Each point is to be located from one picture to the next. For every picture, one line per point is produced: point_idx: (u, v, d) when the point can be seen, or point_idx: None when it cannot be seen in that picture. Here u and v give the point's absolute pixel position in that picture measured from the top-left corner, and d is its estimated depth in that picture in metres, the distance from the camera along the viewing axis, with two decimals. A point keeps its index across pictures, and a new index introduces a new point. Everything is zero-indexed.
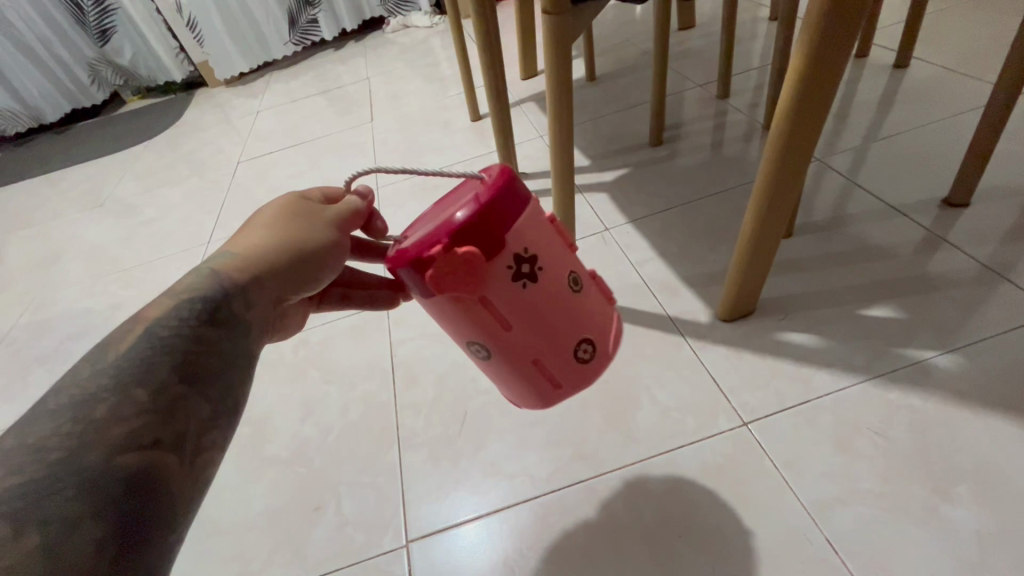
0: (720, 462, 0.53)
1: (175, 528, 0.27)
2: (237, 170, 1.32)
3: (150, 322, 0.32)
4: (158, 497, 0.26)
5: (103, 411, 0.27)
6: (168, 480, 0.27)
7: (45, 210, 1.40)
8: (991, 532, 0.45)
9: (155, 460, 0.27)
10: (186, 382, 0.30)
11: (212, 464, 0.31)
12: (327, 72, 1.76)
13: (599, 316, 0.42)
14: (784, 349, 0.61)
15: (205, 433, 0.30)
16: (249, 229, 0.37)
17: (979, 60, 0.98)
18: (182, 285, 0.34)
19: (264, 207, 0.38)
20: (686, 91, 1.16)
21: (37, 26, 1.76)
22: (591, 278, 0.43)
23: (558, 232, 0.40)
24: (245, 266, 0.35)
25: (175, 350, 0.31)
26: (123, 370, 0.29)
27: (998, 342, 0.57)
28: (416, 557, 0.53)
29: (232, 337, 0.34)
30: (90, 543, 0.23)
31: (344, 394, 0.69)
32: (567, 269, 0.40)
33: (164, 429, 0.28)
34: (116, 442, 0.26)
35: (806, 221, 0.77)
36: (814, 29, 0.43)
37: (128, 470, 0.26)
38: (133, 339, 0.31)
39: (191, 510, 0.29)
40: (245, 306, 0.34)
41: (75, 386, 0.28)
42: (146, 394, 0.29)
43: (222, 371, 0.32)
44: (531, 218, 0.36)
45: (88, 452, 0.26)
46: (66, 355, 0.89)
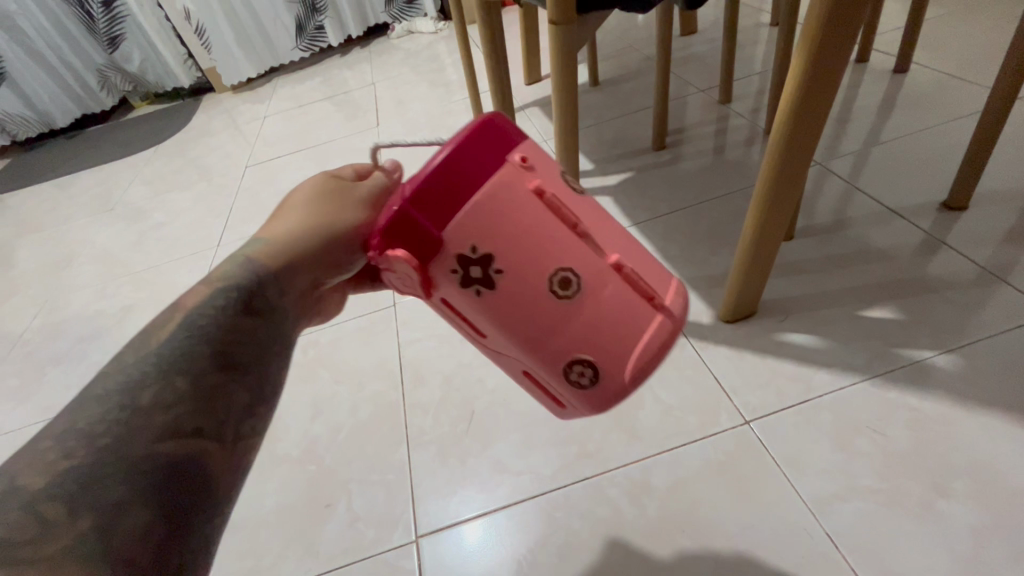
0: (723, 459, 0.55)
1: (211, 507, 0.32)
2: (245, 174, 1.33)
3: (188, 311, 0.36)
4: (198, 481, 0.31)
5: (147, 399, 0.32)
6: (207, 465, 0.32)
7: (56, 215, 1.42)
8: (987, 527, 0.47)
9: (195, 447, 0.32)
10: (222, 371, 0.35)
11: (250, 446, 0.36)
12: (333, 77, 1.79)
13: (601, 323, 0.38)
14: (786, 349, 0.62)
15: (242, 418, 0.35)
16: (287, 214, 0.42)
17: (978, 66, 0.99)
18: (218, 273, 0.39)
19: (302, 192, 0.42)
20: (688, 96, 1.18)
21: (48, 34, 1.79)
22: (604, 271, 0.37)
23: (545, 216, 0.36)
24: (279, 252, 0.40)
25: (210, 339, 0.35)
26: (165, 360, 0.33)
27: (995, 343, 0.58)
28: (426, 552, 0.54)
29: (265, 324, 0.38)
30: (135, 527, 0.27)
31: (353, 394, 0.71)
32: (546, 266, 0.37)
33: (204, 416, 0.33)
34: (159, 431, 0.31)
35: (807, 224, 0.78)
36: (814, 35, 0.45)
37: (171, 456, 0.30)
38: (171, 327, 0.35)
39: (230, 489, 0.34)
40: (275, 292, 0.39)
41: (121, 373, 0.33)
42: (186, 382, 0.33)
43: (258, 357, 0.37)
44: (485, 209, 0.35)
45: (135, 440, 0.30)
46: (80, 356, 0.91)
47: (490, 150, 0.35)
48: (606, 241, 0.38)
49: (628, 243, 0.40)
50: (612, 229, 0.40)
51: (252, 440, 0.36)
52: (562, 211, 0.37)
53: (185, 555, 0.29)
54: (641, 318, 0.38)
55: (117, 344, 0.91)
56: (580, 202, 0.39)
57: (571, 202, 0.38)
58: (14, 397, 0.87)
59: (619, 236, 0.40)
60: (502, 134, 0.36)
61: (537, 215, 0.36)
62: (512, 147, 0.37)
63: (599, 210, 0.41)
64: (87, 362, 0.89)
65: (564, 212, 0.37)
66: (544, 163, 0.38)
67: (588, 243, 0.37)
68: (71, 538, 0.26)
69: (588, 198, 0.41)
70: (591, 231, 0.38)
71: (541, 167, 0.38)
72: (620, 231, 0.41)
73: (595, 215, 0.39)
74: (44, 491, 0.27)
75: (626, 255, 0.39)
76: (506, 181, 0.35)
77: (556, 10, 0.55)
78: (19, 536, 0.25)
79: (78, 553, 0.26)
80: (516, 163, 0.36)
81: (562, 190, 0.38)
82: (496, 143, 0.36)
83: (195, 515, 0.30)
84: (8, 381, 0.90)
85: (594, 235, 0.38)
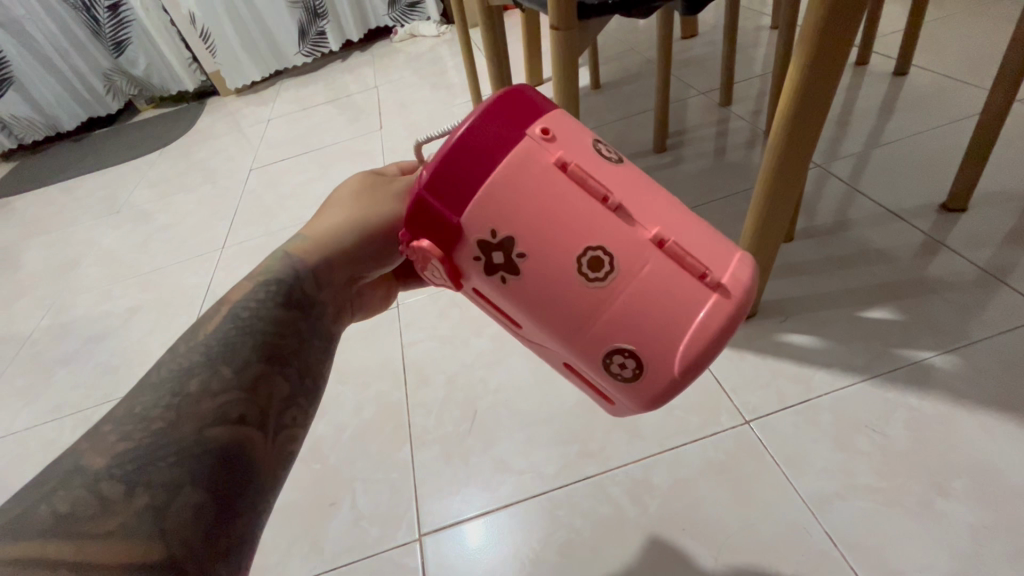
0: (723, 458, 0.55)
1: (261, 490, 0.35)
2: (250, 176, 1.35)
3: (233, 302, 0.42)
4: (243, 467, 0.35)
5: (196, 386, 0.36)
6: (252, 450, 0.36)
7: (62, 217, 1.43)
8: (985, 525, 0.47)
9: (243, 434, 0.36)
10: (264, 362, 0.39)
11: (293, 436, 0.40)
12: (336, 80, 1.80)
13: (641, 304, 0.35)
14: (786, 350, 0.63)
15: (283, 409, 0.39)
16: (326, 214, 0.47)
17: (977, 68, 1.00)
18: (262, 267, 0.45)
19: (340, 193, 0.48)
20: (689, 98, 1.19)
21: (55, 39, 1.81)
22: (640, 246, 0.35)
23: (569, 189, 0.36)
24: (311, 249, 0.45)
25: (255, 332, 0.40)
26: (213, 352, 0.38)
27: (994, 343, 0.58)
28: (429, 550, 0.55)
29: (306, 318, 0.43)
30: (186, 509, 0.31)
31: (357, 394, 0.72)
32: (573, 244, 0.36)
33: (247, 403, 0.37)
34: (205, 417, 0.35)
35: (808, 225, 0.79)
36: (814, 38, 0.45)
37: (217, 441, 0.34)
38: (218, 317, 0.41)
39: (277, 476, 0.37)
40: (316, 286, 0.44)
41: (174, 361, 0.38)
42: (231, 371, 0.38)
43: (298, 350, 0.42)
44: (503, 187, 0.36)
45: (184, 424, 0.34)
46: (87, 357, 0.92)
47: (507, 125, 0.36)
48: (643, 213, 0.36)
49: (676, 217, 0.37)
50: (655, 202, 0.37)
51: (295, 431, 0.40)
52: (588, 183, 0.36)
53: (236, 534, 0.33)
54: (690, 296, 0.35)
55: (123, 344, 0.92)
56: (615, 174, 0.38)
57: (601, 174, 0.37)
58: (22, 397, 0.88)
59: (664, 209, 0.37)
60: (522, 109, 0.37)
61: (560, 189, 0.36)
62: (533, 121, 0.37)
63: (643, 182, 0.38)
64: (94, 363, 0.90)
65: (591, 185, 0.36)
66: (572, 136, 0.38)
67: (621, 216, 0.36)
68: (128, 516, 0.30)
69: (628, 170, 0.39)
70: (624, 203, 0.36)
71: (566, 140, 0.37)
72: (667, 204, 0.38)
73: (633, 187, 0.37)
74: (104, 471, 0.31)
75: (672, 229, 0.36)
76: (523, 157, 0.36)
77: (557, 16, 0.56)
78: (82, 512, 0.29)
79: (132, 529, 0.29)
80: (535, 135, 0.36)
81: (591, 162, 0.37)
82: (513, 120, 0.37)
83: (242, 498, 0.34)
84: (17, 381, 0.91)
85: (629, 208, 0.36)
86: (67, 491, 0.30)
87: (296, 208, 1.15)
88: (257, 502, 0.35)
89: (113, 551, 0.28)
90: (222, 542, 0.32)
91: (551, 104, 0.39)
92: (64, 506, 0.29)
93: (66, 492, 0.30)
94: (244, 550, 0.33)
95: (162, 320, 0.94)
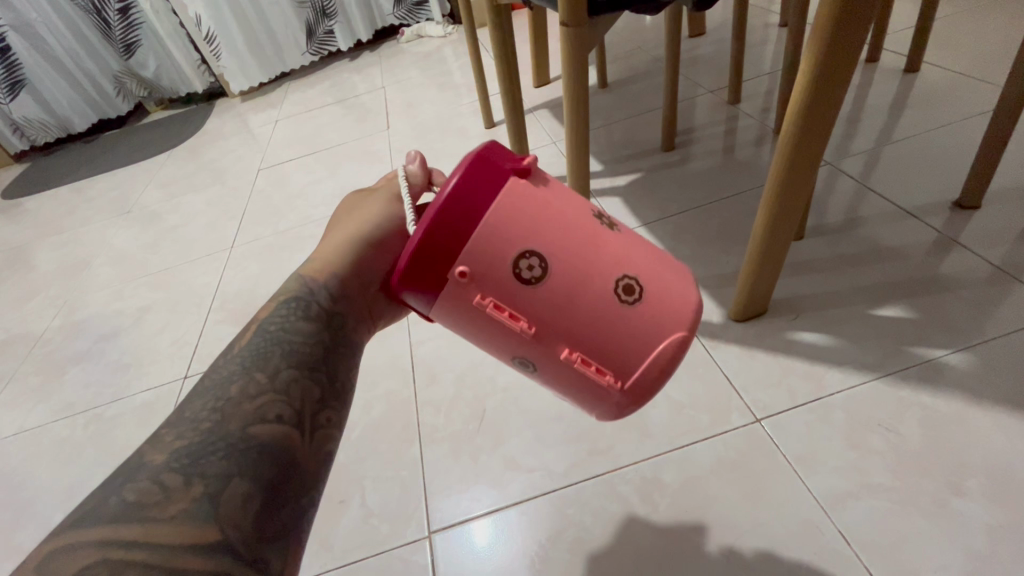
0: (734, 457, 0.55)
1: (304, 489, 0.35)
2: (258, 177, 1.35)
3: (260, 320, 0.42)
4: (284, 464, 0.35)
5: (236, 390, 0.37)
6: (293, 450, 0.36)
7: (74, 217, 1.45)
8: (1001, 524, 0.46)
9: (282, 434, 0.36)
10: (295, 368, 0.39)
11: (330, 437, 0.39)
12: (343, 80, 1.81)
13: (563, 390, 0.40)
14: (797, 349, 0.62)
15: (320, 412, 0.39)
16: (329, 237, 0.48)
17: (989, 64, 0.99)
18: (280, 289, 0.44)
19: (342, 217, 0.49)
20: (697, 97, 1.18)
21: (67, 41, 1.83)
22: (558, 363, 0.37)
23: (490, 321, 0.36)
24: (320, 270, 0.45)
25: (285, 341, 0.40)
26: (248, 361, 0.39)
27: (1008, 341, 0.57)
28: (439, 548, 0.54)
29: (327, 330, 0.43)
30: (237, 498, 0.32)
31: (366, 392, 0.72)
32: (502, 351, 0.39)
33: (283, 403, 0.37)
34: (247, 418, 0.35)
35: (819, 222, 0.78)
36: (826, 29, 0.44)
37: (260, 438, 0.35)
38: (249, 334, 0.42)
39: (318, 475, 0.37)
40: (333, 300, 0.44)
41: (213, 372, 0.39)
42: (265, 377, 0.38)
43: (325, 359, 0.41)
44: (439, 311, 0.37)
45: (228, 424, 0.35)
46: (98, 355, 0.93)
47: (434, 259, 0.34)
48: (565, 334, 0.36)
49: (604, 322, 0.36)
50: (581, 314, 0.35)
51: (331, 431, 0.39)
52: (507, 319, 0.36)
53: (282, 523, 0.33)
54: (602, 398, 0.39)
55: (134, 342, 0.93)
56: (541, 292, 0.35)
57: (526, 299, 0.35)
58: (34, 395, 0.89)
59: (590, 321, 0.36)
60: (449, 237, 0.34)
61: (482, 320, 0.36)
62: (455, 253, 0.34)
63: (574, 287, 0.35)
64: (105, 361, 0.91)
65: (510, 320, 0.36)
66: (497, 256, 0.34)
67: (541, 340, 0.36)
68: (189, 501, 0.30)
69: (566, 269, 0.35)
70: (544, 327, 0.36)
71: (489, 270, 0.35)
72: (599, 312, 0.35)
73: (559, 305, 0.35)
74: (163, 465, 0.32)
75: (593, 346, 0.36)
76: (446, 297, 0.36)
77: (567, 14, 0.56)
78: (148, 499, 0.30)
79: (192, 514, 0.30)
80: (453, 279, 0.35)
81: (513, 290, 0.35)
82: (435, 254, 0.34)
83: (287, 491, 0.34)
84: (29, 380, 0.92)
85: (550, 333, 0.36)
86: (134, 483, 0.31)
87: (304, 208, 1.15)
88: (299, 497, 0.35)
89: (178, 533, 0.29)
90: (269, 530, 0.32)
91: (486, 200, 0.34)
92: (132, 495, 0.30)
93: (133, 484, 0.31)
94: (291, 541, 0.33)
95: (172, 319, 0.95)
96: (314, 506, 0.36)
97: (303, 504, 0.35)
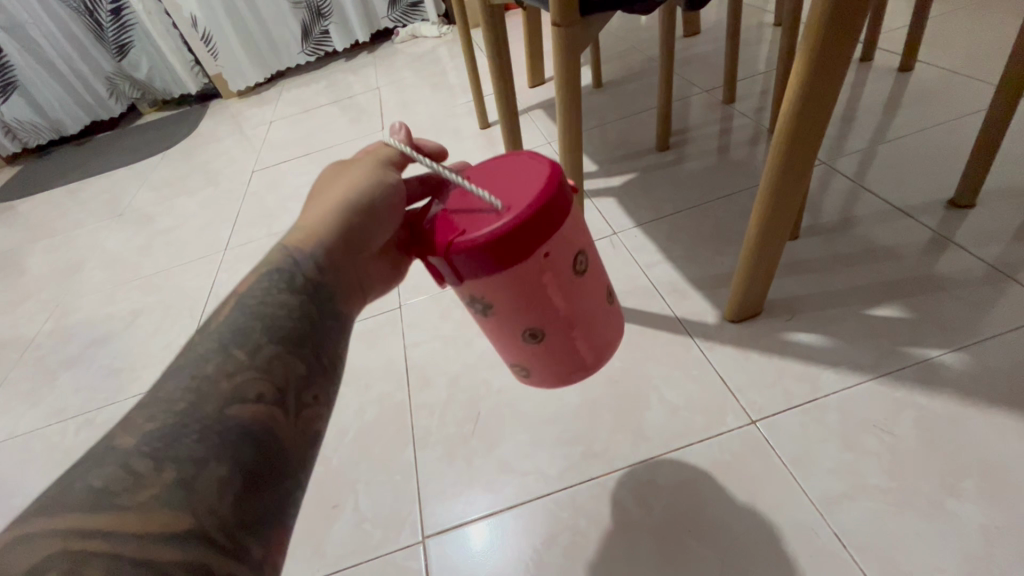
0: (728, 459, 0.54)
1: (288, 473, 0.32)
2: (252, 178, 1.35)
3: (238, 297, 0.38)
4: (265, 446, 0.31)
5: (212, 367, 0.33)
6: (275, 431, 0.32)
7: (66, 220, 1.44)
8: (996, 525, 0.46)
9: (264, 415, 0.32)
10: (278, 344, 0.35)
11: (317, 416, 0.36)
12: (338, 81, 1.80)
13: (537, 361, 0.46)
14: (792, 350, 0.62)
15: (306, 390, 0.36)
16: (311, 208, 0.43)
17: (981, 63, 0.99)
18: (262, 264, 0.40)
19: (320, 186, 0.44)
20: (691, 97, 1.18)
21: (59, 43, 1.81)
22: (560, 340, 0.45)
23: (541, 297, 0.40)
24: (307, 240, 0.41)
25: (266, 316, 0.36)
26: (225, 337, 0.35)
27: (1004, 340, 0.57)
28: (432, 553, 0.54)
29: (315, 302, 0.39)
30: (213, 485, 0.28)
31: (360, 395, 0.71)
32: (523, 323, 0.42)
33: (265, 381, 0.34)
34: (225, 397, 0.32)
35: (814, 222, 0.78)
36: (818, 28, 0.44)
37: (240, 419, 0.31)
38: (227, 310, 0.37)
39: (304, 456, 0.34)
40: (320, 271, 0.40)
41: (189, 350, 0.35)
42: (244, 354, 0.34)
43: (312, 333, 0.38)
44: (502, 280, 0.38)
45: (204, 404, 0.31)
46: (90, 360, 0.92)
47: (536, 235, 0.36)
48: (581, 317, 0.44)
49: (599, 314, 0.46)
50: (591, 304, 0.45)
51: (318, 410, 0.36)
52: (553, 298, 0.41)
53: (264, 509, 0.30)
54: (570, 369, 0.47)
55: (127, 347, 0.92)
56: (580, 282, 0.43)
57: (570, 287, 0.42)
58: (26, 400, 0.88)
59: (593, 312, 0.45)
60: (552, 220, 0.37)
61: (530, 297, 0.40)
62: (549, 234, 0.37)
63: (593, 283, 0.44)
64: (97, 365, 0.90)
65: (555, 299, 0.41)
66: (568, 246, 0.40)
67: (563, 319, 0.43)
68: (159, 488, 0.27)
69: (592, 271, 0.44)
70: (569, 310, 0.43)
71: (561, 257, 0.39)
72: (600, 304, 0.46)
73: (584, 295, 0.44)
74: (132, 448, 0.29)
75: (589, 329, 0.46)
76: (526, 271, 0.38)
77: (558, 13, 0.56)
78: (115, 486, 0.27)
79: (164, 501, 0.27)
80: (541, 258, 0.38)
81: (567, 276, 0.41)
82: (538, 232, 0.36)
83: (269, 475, 0.31)
84: (21, 384, 0.92)
85: (573, 315, 0.44)
86: (102, 470, 0.28)
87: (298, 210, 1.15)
88: (282, 481, 0.31)
89: (148, 522, 0.26)
90: (249, 518, 0.29)
91: (569, 198, 0.39)
92: (98, 481, 0.27)
93: (100, 470, 0.28)
94: (276, 528, 0.30)
95: (165, 322, 0.95)
96: (301, 489, 0.33)
97: (289, 487, 0.32)
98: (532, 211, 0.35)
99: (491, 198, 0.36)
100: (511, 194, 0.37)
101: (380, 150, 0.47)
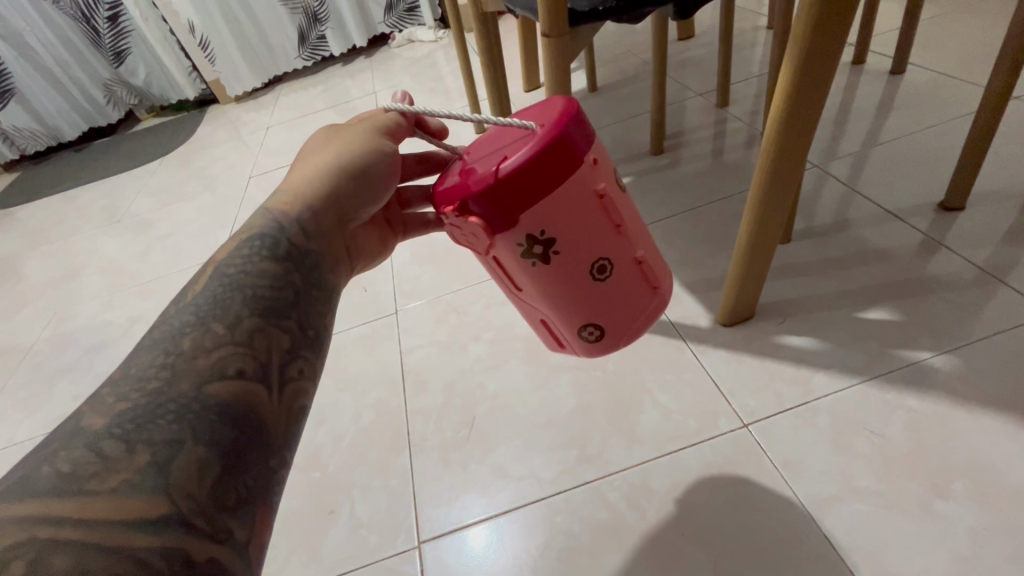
0: (720, 462, 0.55)
1: (272, 450, 0.32)
2: (249, 184, 1.35)
3: (217, 265, 0.38)
4: (246, 424, 0.32)
5: (189, 345, 0.33)
6: (257, 407, 0.33)
7: (65, 227, 1.44)
8: (983, 526, 0.47)
9: (246, 391, 0.33)
10: (260, 316, 0.36)
11: (303, 391, 0.37)
12: (335, 86, 1.81)
13: (613, 303, 0.47)
14: (784, 352, 0.63)
15: (290, 363, 0.36)
16: (301, 169, 0.44)
17: (971, 65, 1.00)
18: (245, 228, 0.41)
19: (315, 147, 0.45)
20: (686, 100, 1.19)
21: (56, 49, 1.82)
22: (628, 263, 0.46)
23: (602, 213, 0.42)
24: (291, 203, 0.42)
25: (246, 287, 0.37)
26: (202, 311, 0.35)
27: (994, 343, 0.58)
28: (427, 557, 0.54)
29: (299, 270, 0.40)
30: (190, 467, 0.28)
31: (356, 400, 0.72)
32: (592, 251, 0.43)
33: (245, 357, 0.34)
34: (201, 376, 0.32)
35: (807, 226, 0.79)
36: (802, 36, 0.45)
37: (218, 398, 0.31)
38: (205, 279, 0.38)
39: (291, 434, 0.34)
40: (305, 237, 0.41)
41: (163, 326, 0.35)
42: (223, 328, 0.35)
43: (295, 303, 0.39)
44: (565, 198, 0.39)
45: (180, 382, 0.31)
46: (88, 366, 0.93)
47: (580, 139, 0.39)
48: (636, 237, 0.46)
49: (645, 237, 0.48)
50: (638, 223, 0.47)
51: (304, 384, 0.37)
52: (613, 212, 0.43)
53: (246, 489, 0.30)
54: (641, 304, 0.48)
55: (125, 353, 0.93)
56: (624, 197, 0.45)
57: (619, 199, 0.44)
58: (25, 407, 0.88)
59: (641, 233, 0.47)
60: (587, 124, 0.40)
61: (590, 214, 0.42)
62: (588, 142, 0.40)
63: (631, 204, 0.47)
64: (96, 372, 0.91)
65: (614, 214, 0.43)
66: (604, 157, 0.42)
67: (626, 236, 0.45)
68: (131, 473, 0.27)
69: (628, 191, 0.46)
70: (627, 226, 0.45)
71: (601, 166, 0.42)
72: (643, 228, 0.48)
73: (630, 211, 0.46)
74: (104, 430, 0.28)
75: (647, 253, 0.47)
76: (582, 181, 0.40)
77: (549, 24, 0.57)
78: (84, 470, 0.27)
79: (137, 485, 0.27)
80: (589, 164, 0.40)
81: (613, 187, 0.43)
82: (581, 137, 0.39)
83: (250, 454, 0.31)
84: (20, 392, 0.92)
85: (631, 231, 0.45)
86: (70, 452, 0.27)
87: None
88: (266, 457, 0.32)
89: (120, 506, 0.26)
90: (229, 498, 0.29)
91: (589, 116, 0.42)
92: (66, 465, 0.27)
93: (68, 453, 0.27)
94: (259, 507, 0.30)
95: None
96: (287, 467, 0.33)
97: (273, 465, 0.32)
98: (568, 113, 0.38)
99: (521, 122, 0.39)
100: (538, 120, 0.39)
101: (380, 115, 0.46)
